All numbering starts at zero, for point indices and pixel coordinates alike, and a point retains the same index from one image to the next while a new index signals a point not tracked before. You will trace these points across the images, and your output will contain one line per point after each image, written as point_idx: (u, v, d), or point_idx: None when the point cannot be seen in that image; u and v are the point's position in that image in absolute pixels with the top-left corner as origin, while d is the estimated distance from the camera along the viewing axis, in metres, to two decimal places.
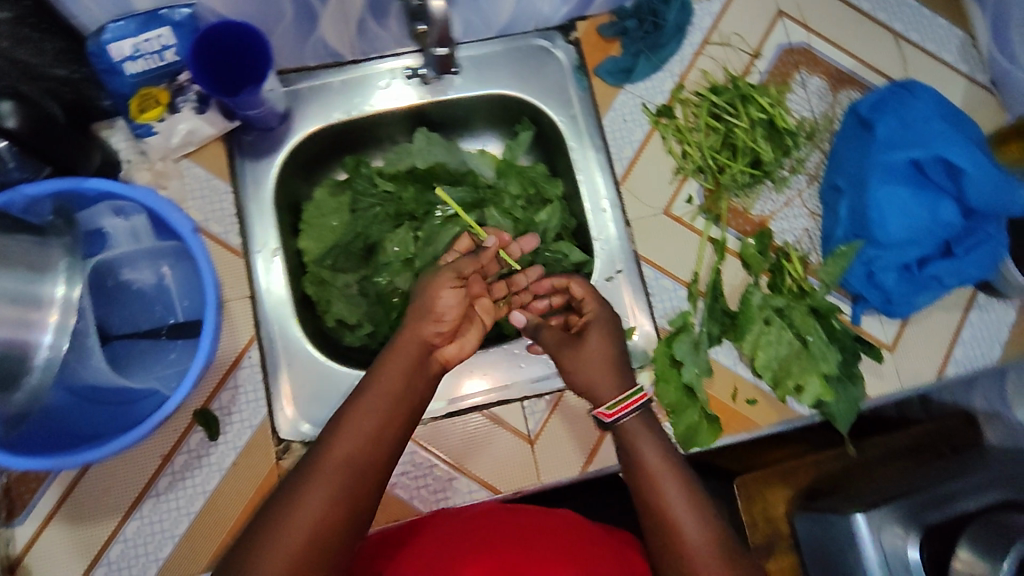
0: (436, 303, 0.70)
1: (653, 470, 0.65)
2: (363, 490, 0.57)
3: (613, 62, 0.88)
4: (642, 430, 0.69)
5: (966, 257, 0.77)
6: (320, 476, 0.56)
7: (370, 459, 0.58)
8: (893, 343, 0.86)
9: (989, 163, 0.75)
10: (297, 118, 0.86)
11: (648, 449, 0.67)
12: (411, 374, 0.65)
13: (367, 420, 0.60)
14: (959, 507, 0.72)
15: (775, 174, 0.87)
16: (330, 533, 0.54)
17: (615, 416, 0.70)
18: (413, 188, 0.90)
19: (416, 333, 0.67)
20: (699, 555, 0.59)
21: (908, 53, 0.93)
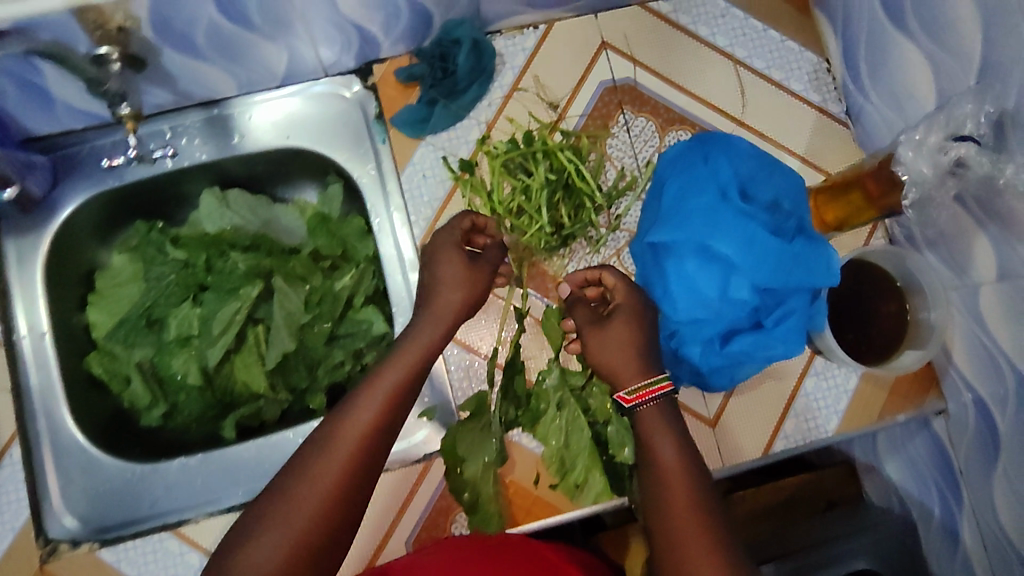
0: (450, 277, 0.70)
1: (653, 447, 0.60)
2: (383, 452, 0.57)
3: (408, 111, 0.79)
4: (660, 423, 0.62)
5: (776, 330, 0.69)
6: (346, 433, 0.56)
7: (391, 421, 0.58)
8: (715, 417, 0.78)
9: (768, 234, 0.66)
10: (66, 185, 0.80)
11: (655, 428, 0.62)
12: (437, 343, 0.66)
13: (394, 378, 0.60)
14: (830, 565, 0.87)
15: (586, 234, 0.79)
16: (355, 486, 0.54)
17: (633, 403, 0.62)
18: (204, 255, 0.82)
19: (448, 308, 0.68)
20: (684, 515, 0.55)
21: (750, 85, 0.83)
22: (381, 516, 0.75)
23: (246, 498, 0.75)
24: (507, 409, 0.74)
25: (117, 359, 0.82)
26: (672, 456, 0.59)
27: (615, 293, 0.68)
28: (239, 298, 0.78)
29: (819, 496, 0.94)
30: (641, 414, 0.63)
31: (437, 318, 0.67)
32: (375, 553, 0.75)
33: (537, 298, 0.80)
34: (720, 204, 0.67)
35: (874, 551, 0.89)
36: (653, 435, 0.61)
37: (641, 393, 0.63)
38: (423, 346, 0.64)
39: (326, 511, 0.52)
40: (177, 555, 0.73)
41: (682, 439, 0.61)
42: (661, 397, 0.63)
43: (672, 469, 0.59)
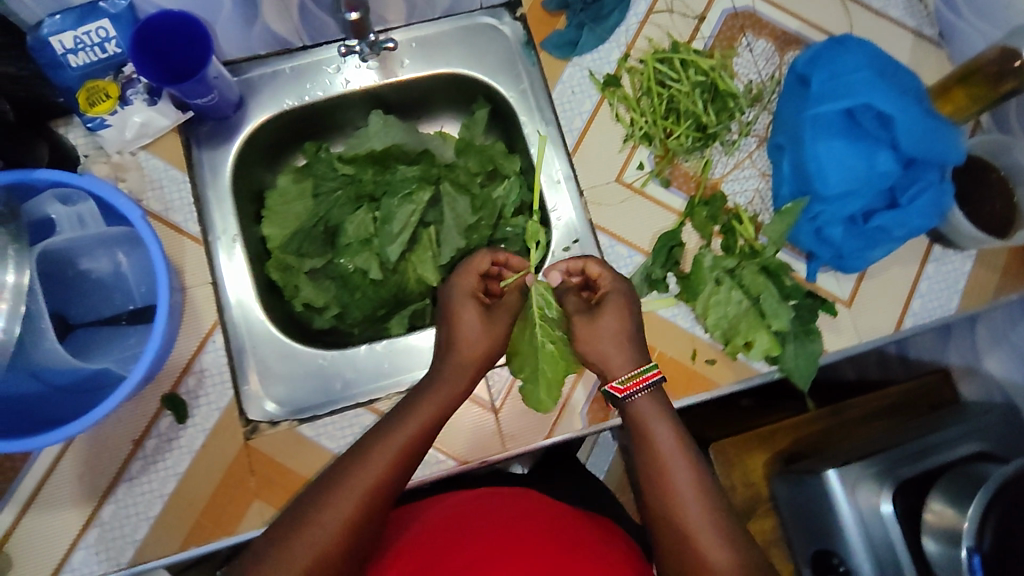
0: (469, 326, 0.77)
1: (664, 453, 0.69)
2: (383, 507, 0.64)
3: (558, 35, 0.89)
4: (654, 410, 0.72)
5: (911, 207, 0.78)
6: (353, 484, 0.63)
7: (402, 466, 0.66)
8: (850, 298, 0.86)
9: (917, 108, 0.76)
10: (249, 107, 0.88)
11: (648, 411, 0.73)
12: (442, 409, 0.72)
13: (394, 445, 0.67)
14: (940, 457, 0.95)
15: (723, 138, 0.87)
16: (369, 519, 0.63)
17: (627, 391, 0.73)
18: (372, 170, 0.91)
19: (468, 359, 0.76)
20: (690, 508, 0.66)
21: (855, 12, 0.93)
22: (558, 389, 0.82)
23: None
24: (658, 268, 0.82)
25: (291, 267, 0.90)
26: (669, 438, 0.70)
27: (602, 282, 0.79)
28: (412, 201, 0.87)
29: (922, 401, 1.09)
30: (634, 402, 0.73)
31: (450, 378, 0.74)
32: (553, 425, 0.81)
33: (679, 195, 0.87)
34: (875, 79, 0.76)
35: (982, 435, 0.98)
36: (648, 420, 0.72)
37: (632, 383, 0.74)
38: (438, 401, 0.72)
39: (332, 549, 0.60)
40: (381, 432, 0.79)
41: (675, 420, 0.72)
42: (652, 386, 0.73)
43: (667, 454, 0.69)
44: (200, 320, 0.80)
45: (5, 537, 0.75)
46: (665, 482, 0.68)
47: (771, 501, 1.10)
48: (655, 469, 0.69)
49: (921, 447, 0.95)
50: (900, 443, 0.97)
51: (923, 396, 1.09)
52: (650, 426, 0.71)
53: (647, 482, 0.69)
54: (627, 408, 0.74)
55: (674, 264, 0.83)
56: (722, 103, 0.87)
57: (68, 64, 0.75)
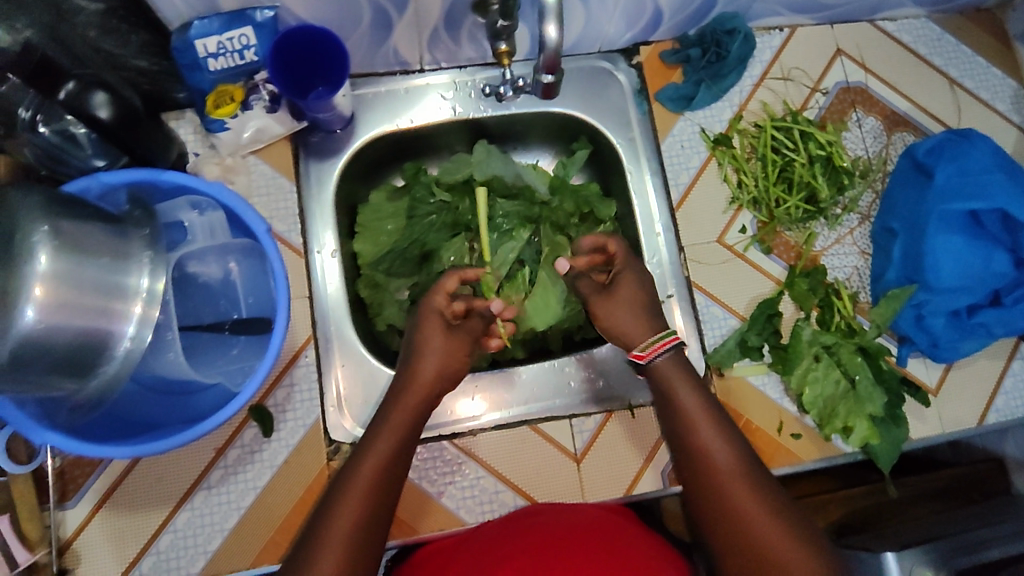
0: (433, 346, 0.75)
1: (692, 416, 0.69)
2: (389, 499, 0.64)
3: (674, 88, 0.90)
4: (679, 375, 0.73)
5: (1015, 308, 0.79)
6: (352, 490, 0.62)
7: (394, 468, 0.65)
8: (936, 386, 0.86)
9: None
10: (360, 122, 0.88)
11: (679, 386, 0.72)
12: (419, 408, 0.72)
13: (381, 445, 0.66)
14: None
15: (829, 213, 0.88)
16: (370, 527, 0.61)
17: (648, 356, 0.74)
18: (469, 200, 0.91)
19: (426, 371, 0.74)
20: (726, 472, 0.65)
21: (963, 99, 0.95)
22: (641, 446, 0.81)
23: (453, 426, 0.80)
24: (754, 334, 0.82)
25: (381, 288, 0.89)
26: (695, 403, 0.70)
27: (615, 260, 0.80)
28: (514, 238, 0.87)
29: None
30: (657, 367, 0.73)
31: (424, 387, 0.73)
32: (633, 481, 0.80)
33: (778, 262, 0.87)
34: (1008, 182, 0.77)
35: None
36: (675, 389, 0.72)
37: (652, 348, 0.74)
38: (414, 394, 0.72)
39: (349, 553, 0.59)
40: (475, 478, 0.78)
41: (702, 391, 0.71)
42: (669, 350, 0.74)
43: (698, 416, 0.69)
44: (294, 333, 0.80)
45: (77, 533, 0.73)
46: (721, 491, 0.64)
47: None
48: (707, 471, 0.65)
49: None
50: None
51: None
52: (702, 436, 0.68)
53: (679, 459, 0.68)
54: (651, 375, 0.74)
55: (772, 333, 0.83)
56: (835, 178, 0.87)
57: (206, 67, 0.75)
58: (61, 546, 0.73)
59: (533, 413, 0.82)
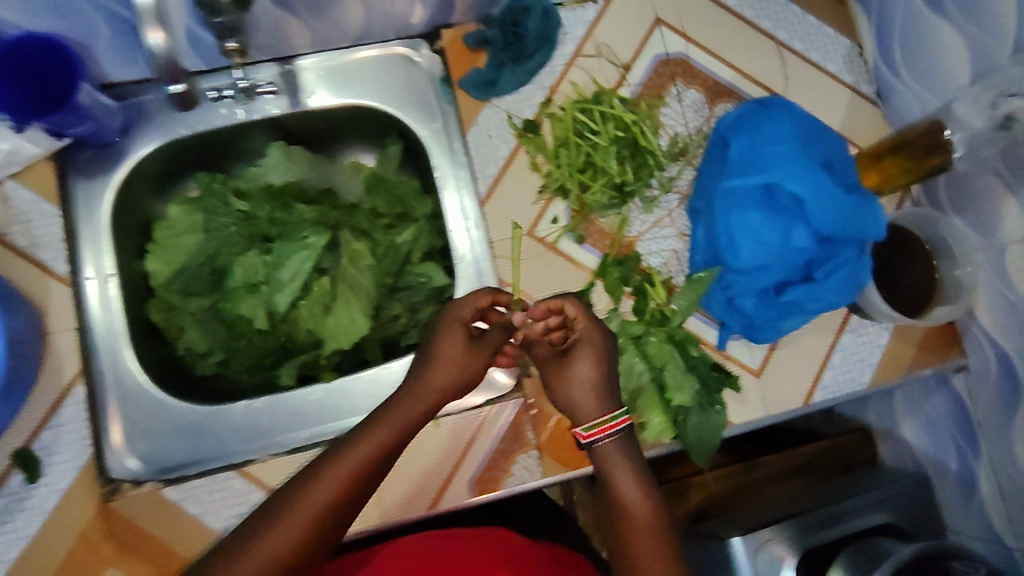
0: (447, 355, 0.73)
1: (630, 507, 0.65)
2: (319, 544, 0.60)
3: (477, 74, 0.82)
4: (618, 457, 0.68)
5: (827, 282, 0.75)
6: (282, 527, 0.58)
7: (338, 510, 0.61)
8: (760, 368, 0.82)
9: (836, 186, 0.71)
10: (135, 133, 0.81)
11: (614, 458, 0.68)
12: (396, 438, 0.66)
13: (339, 478, 0.61)
14: (848, 525, 0.90)
15: (643, 194, 0.83)
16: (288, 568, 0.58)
17: (591, 439, 0.69)
18: (269, 207, 0.83)
19: (433, 389, 0.71)
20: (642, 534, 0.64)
21: (791, 63, 0.89)
22: (445, 456, 0.77)
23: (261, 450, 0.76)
24: None
25: (177, 309, 0.84)
26: (636, 494, 0.66)
27: (578, 327, 0.73)
28: (307, 246, 0.80)
29: (835, 460, 1.07)
30: (606, 444, 0.69)
31: (402, 413, 0.68)
32: (438, 494, 0.77)
33: (593, 252, 0.82)
34: (793, 151, 0.72)
35: (891, 505, 0.93)
36: (610, 463, 0.68)
37: (595, 430, 0.69)
38: (393, 424, 0.67)
39: None
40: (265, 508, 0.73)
41: (642, 470, 0.68)
42: (620, 433, 0.69)
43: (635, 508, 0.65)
44: (61, 368, 0.74)
45: None
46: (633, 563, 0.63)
47: None
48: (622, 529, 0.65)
49: (829, 514, 0.90)
50: (811, 509, 0.93)
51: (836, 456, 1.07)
52: (631, 514, 0.65)
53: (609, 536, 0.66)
54: (594, 453, 0.70)
55: None
56: (638, 161, 0.83)
57: None
58: None
59: (327, 433, 0.76)
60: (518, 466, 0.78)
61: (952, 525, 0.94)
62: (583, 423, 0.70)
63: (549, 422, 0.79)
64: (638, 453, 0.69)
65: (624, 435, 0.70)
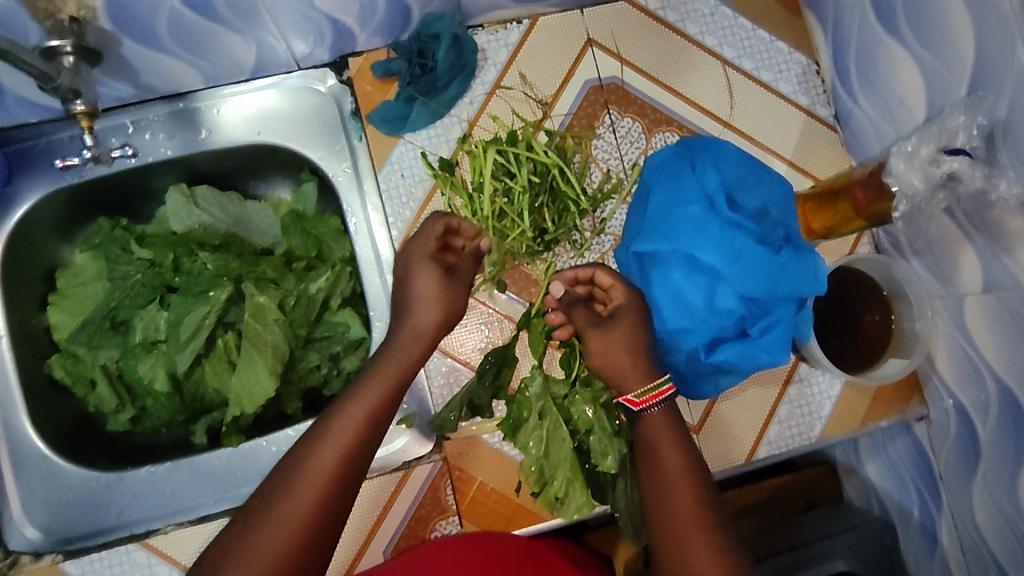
0: (423, 293, 0.67)
1: (670, 473, 0.60)
2: (340, 505, 0.54)
3: (385, 108, 0.76)
4: (668, 429, 0.63)
5: (761, 339, 0.69)
6: (301, 487, 0.53)
7: (352, 464, 0.55)
8: (699, 424, 0.77)
9: (760, 249, 0.66)
10: (20, 182, 0.76)
11: (666, 443, 0.62)
12: (399, 385, 0.62)
13: (316, 484, 0.53)
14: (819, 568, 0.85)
15: (570, 239, 0.77)
16: (319, 529, 0.52)
17: (642, 404, 0.64)
18: (171, 255, 0.78)
19: (422, 325, 0.66)
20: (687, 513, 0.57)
21: (738, 85, 0.81)
22: (360, 523, 0.73)
23: (164, 519, 0.73)
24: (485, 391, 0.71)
25: (81, 362, 0.79)
26: (677, 462, 0.60)
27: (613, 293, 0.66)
28: (207, 302, 0.76)
29: (799, 496, 0.99)
30: (645, 419, 0.64)
31: (376, 390, 0.60)
32: (351, 565, 0.73)
33: (520, 302, 0.78)
34: (708, 213, 0.67)
35: (858, 551, 0.86)
36: (660, 448, 0.62)
37: (647, 395, 0.64)
38: (394, 368, 0.62)
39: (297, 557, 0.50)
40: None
41: (689, 451, 0.61)
42: (665, 401, 0.64)
43: (678, 475, 0.59)
44: None
45: None
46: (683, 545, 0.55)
47: None
48: (666, 504, 0.58)
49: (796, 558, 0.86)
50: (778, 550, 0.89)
51: (800, 489, 1.00)
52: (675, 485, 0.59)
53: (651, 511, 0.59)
54: (639, 425, 0.65)
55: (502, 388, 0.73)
56: (558, 206, 0.76)
57: None
58: None
59: (235, 500, 0.74)
60: (437, 532, 0.74)
61: (916, 573, 0.87)
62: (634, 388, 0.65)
63: (469, 487, 0.74)
64: (686, 433, 0.63)
65: (668, 407, 0.65)
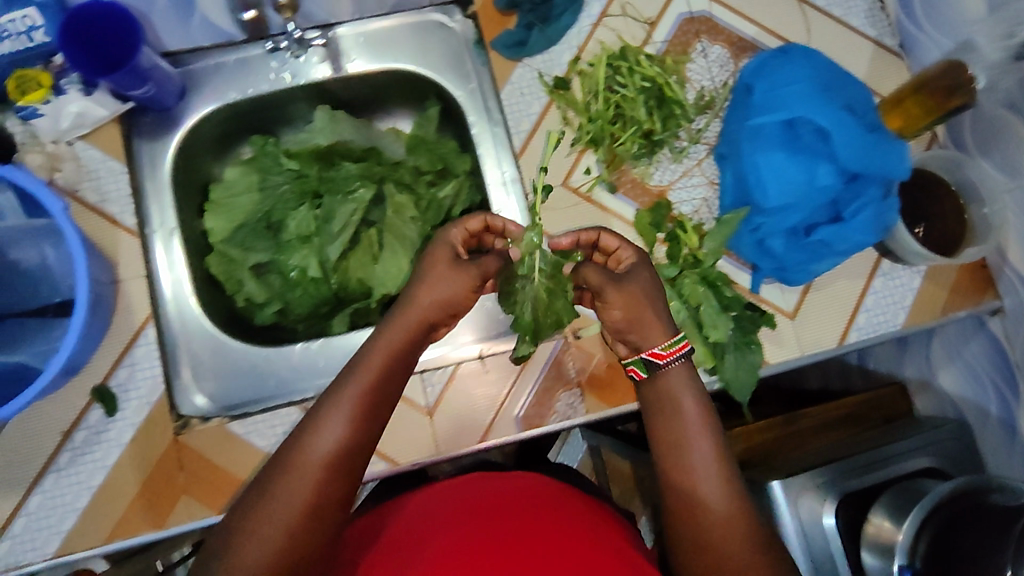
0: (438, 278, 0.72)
1: (682, 431, 0.69)
2: (334, 496, 0.62)
3: (508, 35, 0.87)
4: (684, 382, 0.71)
5: (853, 221, 0.79)
6: (296, 477, 0.60)
7: (344, 458, 0.62)
8: (793, 310, 0.86)
9: (853, 120, 0.78)
10: (192, 97, 0.86)
11: (682, 393, 0.70)
12: (386, 371, 0.67)
13: (305, 482, 0.60)
14: (893, 469, 0.95)
15: (671, 144, 0.87)
16: (316, 517, 0.61)
17: (669, 358, 0.71)
18: (317, 167, 0.89)
19: (420, 303, 0.70)
20: (702, 481, 0.67)
21: (813, 19, 0.92)
22: (491, 396, 0.82)
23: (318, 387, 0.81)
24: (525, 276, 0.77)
25: (234, 262, 0.89)
26: (695, 409, 0.70)
27: (624, 254, 0.77)
28: (354, 199, 0.87)
29: (874, 412, 1.11)
30: (667, 372, 0.71)
31: (360, 387, 0.65)
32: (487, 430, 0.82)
33: (627, 202, 0.86)
34: (808, 91, 0.79)
35: (937, 450, 0.97)
36: (677, 397, 0.70)
37: (675, 349, 0.71)
38: (389, 350, 0.67)
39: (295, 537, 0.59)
40: None
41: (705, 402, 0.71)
42: (687, 356, 0.71)
43: (690, 425, 0.69)
44: (132, 312, 0.79)
45: None
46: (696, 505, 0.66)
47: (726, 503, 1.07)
48: (679, 466, 0.68)
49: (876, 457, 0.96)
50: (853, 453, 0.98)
51: (876, 407, 1.11)
52: (688, 446, 0.68)
53: (667, 472, 0.69)
54: (658, 381, 0.72)
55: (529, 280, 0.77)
56: (666, 109, 0.87)
57: None
58: None
59: None
60: (562, 401, 0.82)
61: (994, 466, 0.96)
62: (660, 341, 0.72)
63: (589, 363, 0.83)
64: (700, 385, 0.72)
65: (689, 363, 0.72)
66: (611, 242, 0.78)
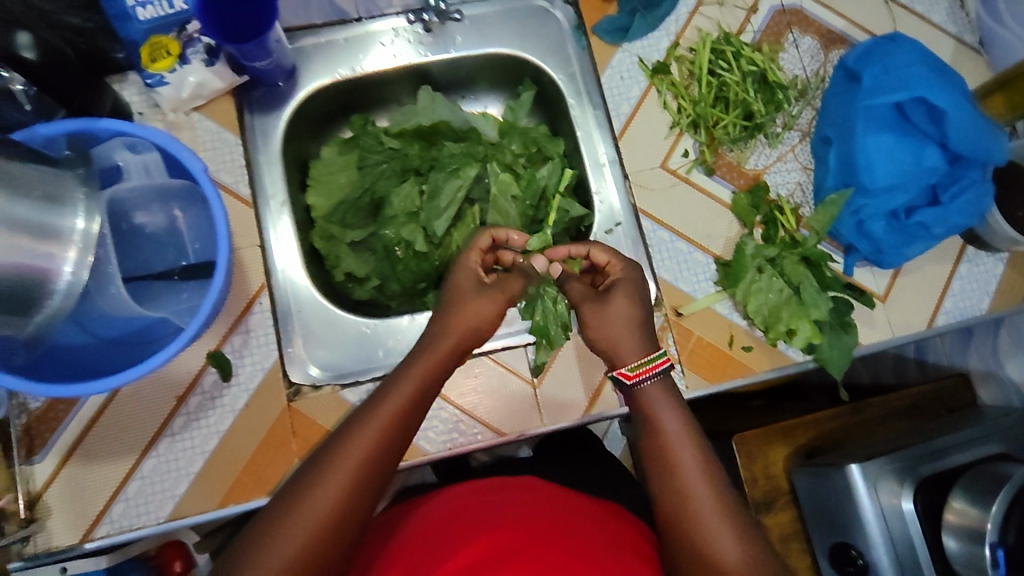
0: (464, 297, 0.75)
1: (670, 441, 0.66)
2: (341, 538, 0.56)
3: (611, 21, 0.90)
4: (663, 395, 0.70)
5: (952, 205, 0.82)
6: (300, 519, 0.55)
7: (359, 493, 0.58)
8: (884, 293, 0.88)
9: (968, 105, 0.81)
10: (298, 80, 0.88)
11: (659, 407, 0.69)
12: (408, 403, 0.64)
13: (309, 524, 0.55)
14: (950, 460, 0.86)
15: (768, 130, 0.89)
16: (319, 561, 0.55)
17: (637, 377, 0.71)
18: (418, 145, 0.91)
19: (460, 325, 0.72)
20: (697, 496, 0.61)
21: (898, 15, 0.95)
22: (593, 372, 0.85)
23: None
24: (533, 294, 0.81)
25: (334, 237, 0.90)
26: (678, 426, 0.67)
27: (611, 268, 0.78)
28: (460, 177, 0.88)
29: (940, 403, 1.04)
30: (640, 388, 0.71)
31: (383, 419, 0.61)
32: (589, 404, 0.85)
33: (724, 184, 0.89)
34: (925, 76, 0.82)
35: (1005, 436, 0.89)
36: (658, 415, 0.68)
37: (641, 369, 0.71)
38: (420, 378, 0.66)
39: None
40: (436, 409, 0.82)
41: (687, 415, 0.68)
42: (660, 373, 0.71)
43: (675, 439, 0.66)
44: (247, 281, 0.81)
45: (46, 486, 0.75)
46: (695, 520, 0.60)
47: (791, 496, 0.96)
48: (674, 477, 0.63)
49: (936, 445, 0.87)
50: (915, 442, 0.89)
51: (939, 399, 1.05)
52: (681, 461, 0.64)
53: (660, 488, 0.64)
54: (635, 396, 0.71)
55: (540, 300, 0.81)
56: (770, 94, 0.89)
57: (135, 17, 0.76)
58: (32, 499, 0.75)
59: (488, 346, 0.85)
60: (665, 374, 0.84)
61: None
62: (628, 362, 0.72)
63: (689, 341, 0.85)
64: (681, 401, 0.70)
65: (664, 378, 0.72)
66: (600, 258, 0.78)
